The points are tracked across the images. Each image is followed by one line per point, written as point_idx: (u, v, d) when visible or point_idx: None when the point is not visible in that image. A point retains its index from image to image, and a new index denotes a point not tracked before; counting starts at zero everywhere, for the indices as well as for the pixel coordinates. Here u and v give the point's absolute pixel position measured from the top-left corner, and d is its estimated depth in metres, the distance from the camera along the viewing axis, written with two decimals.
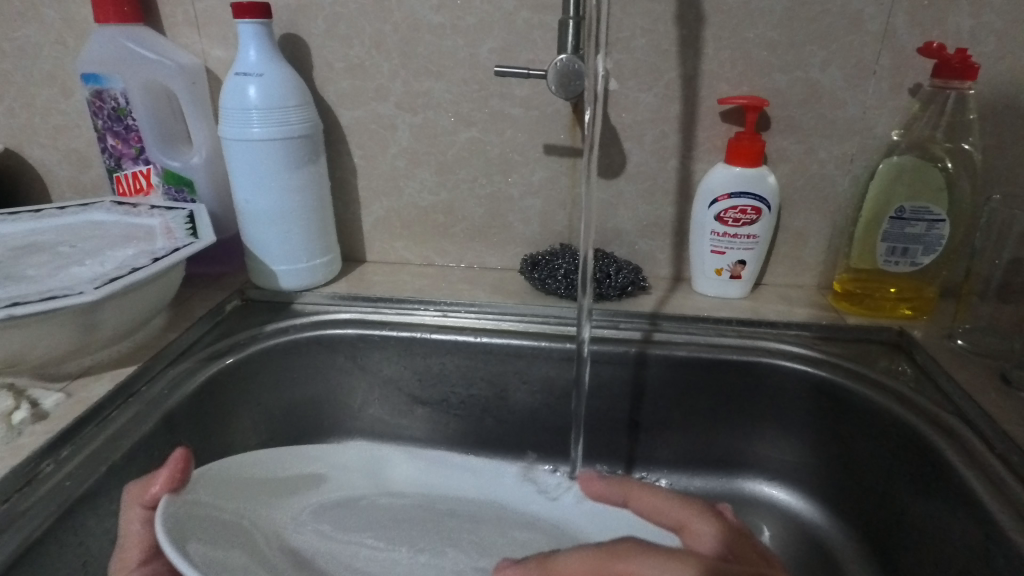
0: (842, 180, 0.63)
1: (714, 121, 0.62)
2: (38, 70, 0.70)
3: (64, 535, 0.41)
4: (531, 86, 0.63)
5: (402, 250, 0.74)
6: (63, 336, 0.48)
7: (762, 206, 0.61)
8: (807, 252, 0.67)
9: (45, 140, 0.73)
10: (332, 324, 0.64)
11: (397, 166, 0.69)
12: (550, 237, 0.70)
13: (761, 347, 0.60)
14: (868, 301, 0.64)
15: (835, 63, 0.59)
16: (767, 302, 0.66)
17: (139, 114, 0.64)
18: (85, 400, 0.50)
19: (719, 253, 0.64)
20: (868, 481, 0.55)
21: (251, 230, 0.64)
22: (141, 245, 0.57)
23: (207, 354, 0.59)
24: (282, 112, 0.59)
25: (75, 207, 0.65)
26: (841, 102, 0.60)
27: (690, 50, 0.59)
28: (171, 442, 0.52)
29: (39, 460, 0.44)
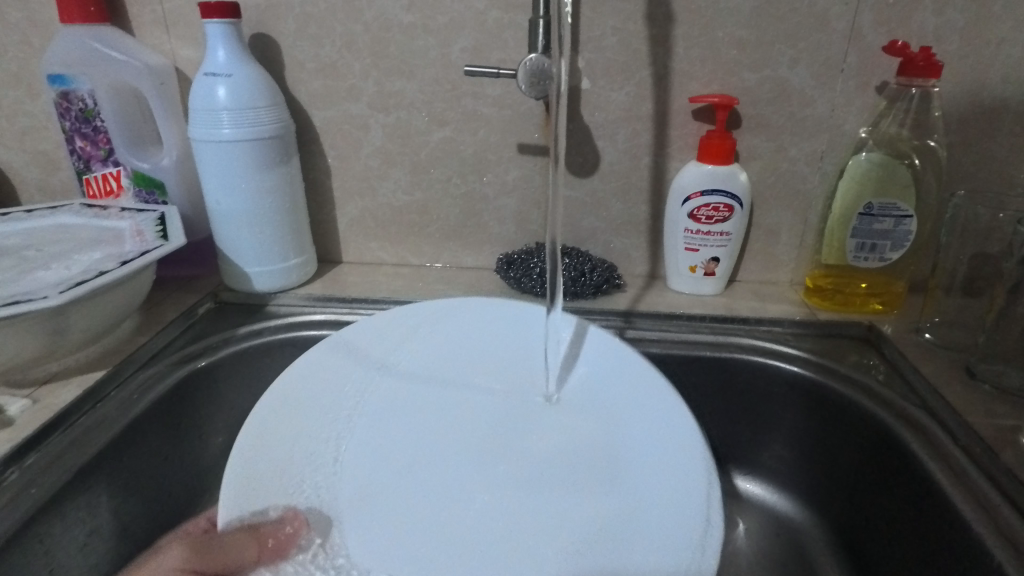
0: (812, 177, 0.64)
1: (686, 120, 0.62)
2: (3, 71, 0.68)
3: (28, 544, 0.41)
4: (503, 85, 0.63)
5: (377, 250, 0.74)
6: (27, 341, 0.48)
7: (734, 203, 0.62)
8: (779, 249, 0.68)
9: (11, 143, 0.72)
10: (306, 325, 0.64)
11: (370, 166, 0.69)
12: (526, 236, 0.71)
13: (734, 343, 0.60)
14: (839, 297, 0.65)
15: (803, 61, 0.59)
16: (740, 299, 0.67)
17: (107, 115, 0.64)
18: (51, 406, 0.49)
19: (692, 251, 0.65)
20: (840, 473, 0.56)
21: (223, 232, 0.63)
22: (109, 248, 0.56)
23: (178, 357, 0.58)
24: (253, 113, 0.58)
25: (43, 210, 0.64)
26: (810, 101, 0.61)
27: (660, 50, 0.60)
28: (141, 446, 0.52)
29: (4, 467, 0.43)
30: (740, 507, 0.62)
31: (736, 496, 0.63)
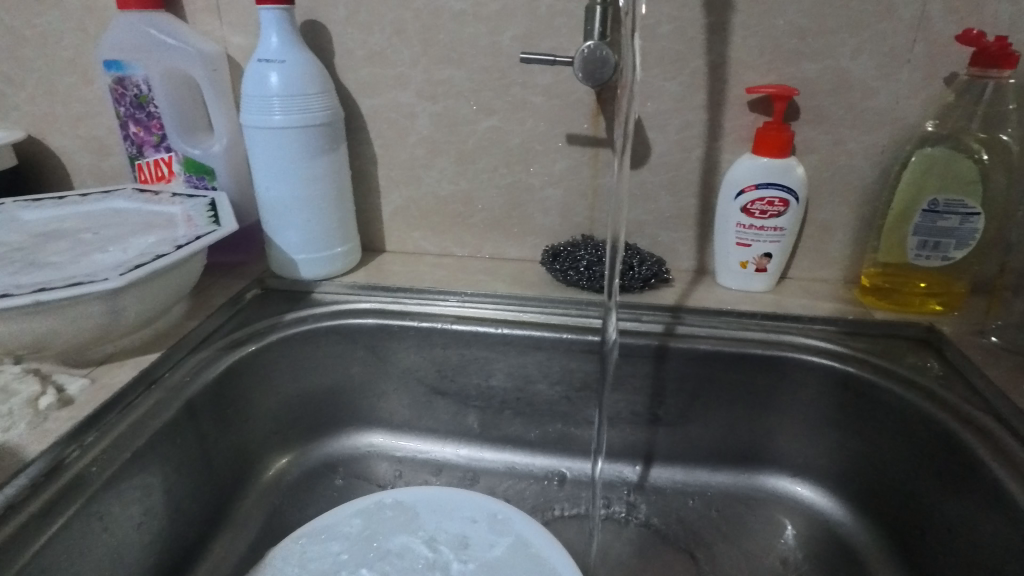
0: (871, 172, 0.62)
1: (741, 111, 0.61)
2: (60, 58, 0.70)
3: (88, 520, 0.42)
4: (554, 74, 0.62)
5: (420, 240, 0.74)
6: (87, 322, 0.49)
7: (790, 198, 0.60)
8: (833, 245, 0.66)
9: (66, 128, 0.74)
10: (351, 313, 0.64)
11: (416, 155, 0.68)
12: (571, 228, 0.70)
13: (785, 341, 0.59)
14: (895, 296, 0.62)
15: (867, 51, 0.57)
16: (791, 296, 0.65)
17: (161, 102, 0.64)
18: (109, 386, 0.50)
19: (744, 246, 0.63)
20: (895, 476, 0.54)
21: (271, 219, 0.64)
22: (162, 232, 0.57)
23: (227, 342, 0.59)
24: (303, 99, 0.58)
25: (97, 194, 0.65)
26: (872, 92, 0.59)
27: (717, 38, 0.58)
28: (192, 428, 0.52)
29: (66, 445, 0.44)
30: (788, 509, 0.60)
31: (783, 497, 0.61)
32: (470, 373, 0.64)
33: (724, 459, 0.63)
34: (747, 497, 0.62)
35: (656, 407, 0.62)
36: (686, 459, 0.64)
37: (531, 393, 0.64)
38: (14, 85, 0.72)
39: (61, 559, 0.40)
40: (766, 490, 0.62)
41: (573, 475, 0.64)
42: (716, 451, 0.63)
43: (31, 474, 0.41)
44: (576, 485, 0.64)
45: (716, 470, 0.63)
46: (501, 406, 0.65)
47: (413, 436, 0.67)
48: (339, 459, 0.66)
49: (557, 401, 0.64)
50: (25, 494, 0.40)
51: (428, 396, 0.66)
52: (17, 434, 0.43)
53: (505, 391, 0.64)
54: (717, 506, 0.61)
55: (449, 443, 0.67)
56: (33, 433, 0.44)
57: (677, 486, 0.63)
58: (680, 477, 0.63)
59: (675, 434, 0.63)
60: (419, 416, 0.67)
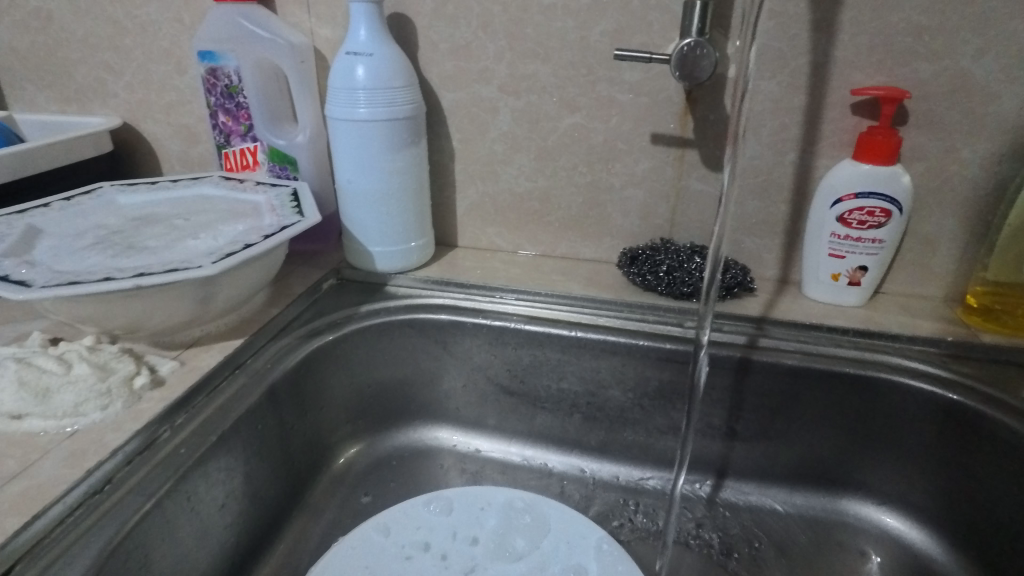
0: (985, 182, 0.57)
1: (844, 114, 0.57)
2: (157, 48, 0.72)
3: (178, 498, 0.43)
4: (643, 71, 0.60)
5: (493, 236, 0.73)
6: (180, 306, 0.50)
7: (893, 208, 0.56)
8: (935, 260, 0.62)
9: (159, 115, 0.77)
10: (425, 308, 0.64)
11: (495, 151, 0.68)
12: (650, 231, 0.68)
13: (881, 361, 0.55)
14: (1006, 319, 0.57)
15: (992, 51, 0.53)
16: (886, 312, 0.61)
17: (250, 92, 0.66)
18: (197, 369, 0.51)
19: (837, 257, 0.59)
20: (1001, 515, 0.50)
21: (351, 211, 0.64)
22: (249, 220, 0.58)
23: (306, 331, 0.60)
24: (389, 93, 0.58)
25: (187, 180, 0.67)
26: (994, 96, 0.54)
27: (822, 36, 0.55)
28: (272, 414, 0.53)
29: (158, 425, 0.45)
30: (872, 538, 0.57)
31: (867, 526, 0.58)
32: (541, 374, 0.63)
33: (805, 480, 0.60)
34: (827, 523, 0.58)
35: (734, 421, 0.59)
36: (762, 478, 0.61)
37: (602, 398, 0.62)
38: (114, 73, 0.75)
39: (154, 535, 0.41)
40: (849, 517, 0.58)
41: (642, 484, 0.63)
42: (796, 472, 0.60)
43: (126, 452, 0.43)
44: (646, 495, 0.62)
45: (794, 491, 0.60)
46: (570, 410, 0.64)
47: (480, 433, 0.67)
48: (407, 452, 0.66)
49: (629, 409, 0.62)
50: (122, 471, 0.42)
51: (497, 394, 0.65)
52: (115, 412, 0.45)
53: (576, 395, 0.63)
54: (795, 529, 0.58)
55: (515, 443, 0.67)
56: (129, 412, 0.46)
57: (751, 504, 0.60)
58: (755, 496, 0.61)
59: (752, 451, 0.61)
60: (486, 414, 0.66)
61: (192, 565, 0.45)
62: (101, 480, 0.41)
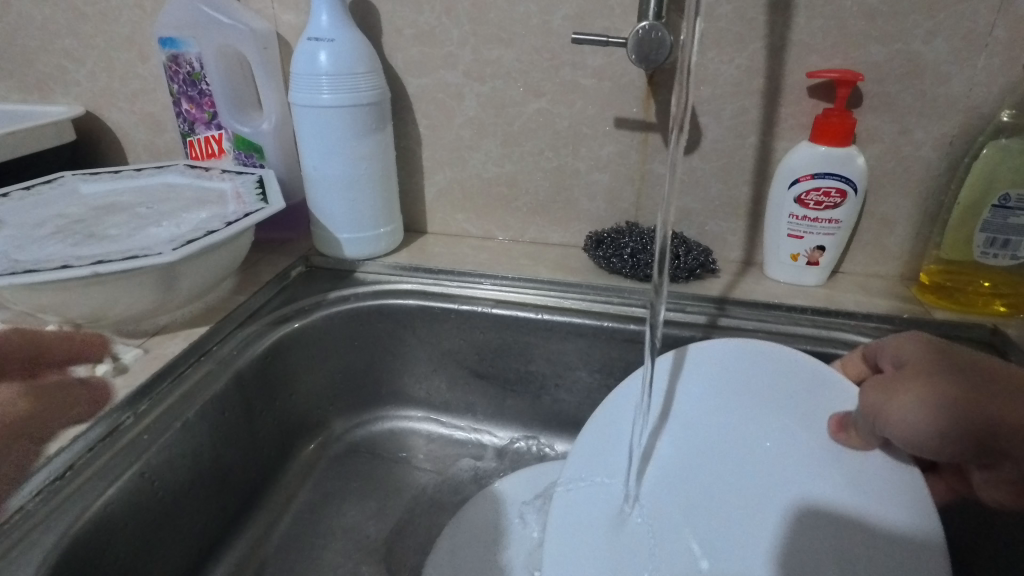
0: (938, 163, 0.59)
1: (801, 97, 0.58)
2: (118, 34, 0.71)
3: (140, 484, 0.43)
4: (606, 55, 0.60)
5: (463, 223, 0.74)
6: (142, 294, 0.50)
7: (848, 188, 0.58)
8: (891, 239, 0.63)
9: (123, 104, 0.76)
10: (393, 294, 0.64)
11: (462, 136, 0.68)
12: (617, 215, 0.69)
13: (837, 338, 0.57)
14: (958, 296, 0.59)
15: (942, 34, 0.54)
16: (844, 291, 0.62)
17: (213, 79, 0.65)
18: (161, 357, 0.51)
19: (796, 238, 0.61)
20: None
21: (317, 198, 0.64)
22: (213, 208, 0.58)
23: (274, 318, 0.60)
24: (352, 79, 0.58)
25: (151, 169, 0.66)
26: (945, 78, 0.55)
27: (779, 20, 0.56)
28: (241, 401, 0.54)
29: (121, 412, 0.45)
30: None
31: None
32: (509, 357, 0.64)
33: None
34: None
35: None
36: None
37: (570, 380, 0.63)
38: (75, 61, 0.74)
39: (118, 519, 0.41)
40: None
41: None
42: None
43: (87, 438, 0.43)
44: None
45: None
46: (540, 392, 0.65)
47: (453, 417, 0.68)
48: (382, 436, 0.67)
49: (596, 389, 0.63)
50: (83, 457, 0.42)
51: (467, 377, 0.66)
52: (77, 400, 0.45)
53: (544, 377, 0.64)
54: None
55: (486, 425, 0.68)
56: (91, 400, 0.46)
57: None
58: None
59: None
60: (457, 397, 0.67)
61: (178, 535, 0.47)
62: (62, 467, 0.41)
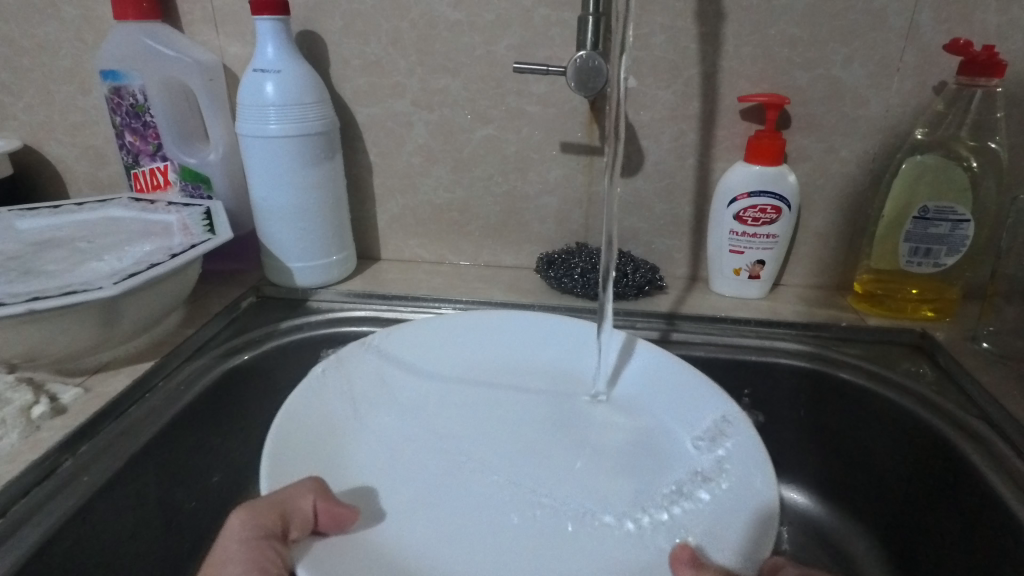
0: (863, 180, 0.63)
1: (735, 120, 0.61)
2: (58, 67, 0.70)
3: (79, 529, 0.41)
4: (548, 83, 0.63)
5: (416, 248, 0.74)
6: (82, 330, 0.49)
7: (782, 205, 0.60)
8: (826, 252, 0.67)
9: (64, 137, 0.74)
10: (347, 322, 0.64)
11: (412, 164, 0.69)
12: (567, 236, 0.70)
13: (779, 348, 0.59)
14: (889, 302, 0.63)
15: (858, 60, 0.58)
16: (785, 303, 0.65)
17: (157, 111, 0.65)
18: (103, 395, 0.50)
19: (738, 253, 0.63)
20: (890, 484, 0.54)
21: (266, 227, 0.64)
22: (158, 241, 0.57)
23: (224, 350, 0.59)
24: (300, 109, 0.59)
25: (93, 203, 0.65)
26: (863, 100, 0.59)
27: (710, 48, 0.59)
28: (190, 436, 0.52)
29: (59, 453, 0.44)
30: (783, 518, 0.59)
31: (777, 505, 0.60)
32: None
33: None
34: None
35: None
36: None
37: None
38: (11, 94, 0.72)
39: (57, 565, 0.40)
40: None
41: None
42: None
43: (21, 484, 0.41)
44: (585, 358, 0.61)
45: None
46: None
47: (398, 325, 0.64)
48: None
49: None
50: (16, 504, 0.40)
51: None
52: (10, 443, 0.44)
53: None
54: None
55: None
56: (27, 442, 0.44)
57: None
58: None
59: None
60: None
61: (218, 458, 0.56)
62: None
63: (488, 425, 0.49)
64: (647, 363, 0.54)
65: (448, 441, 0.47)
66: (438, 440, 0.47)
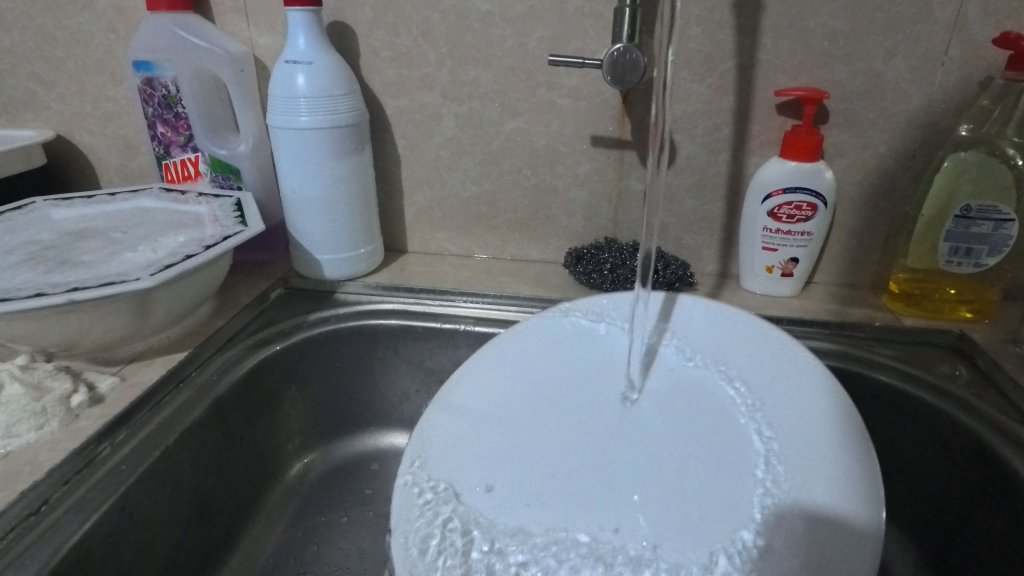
0: (901, 176, 0.61)
1: (770, 114, 0.60)
2: (90, 58, 0.70)
3: (118, 517, 0.42)
4: (580, 76, 0.62)
5: (443, 241, 0.74)
6: (119, 320, 0.49)
7: (818, 202, 0.59)
8: (861, 250, 0.66)
9: (95, 127, 0.74)
10: (375, 314, 0.64)
11: (441, 156, 0.68)
12: (595, 231, 0.70)
13: (811, 348, 0.58)
14: (925, 303, 0.62)
15: (901, 54, 0.56)
16: (818, 301, 0.64)
17: (189, 102, 0.65)
18: (138, 385, 0.50)
19: (770, 250, 0.62)
20: (926, 486, 0.53)
21: (295, 219, 0.64)
22: (190, 232, 0.57)
23: (253, 341, 0.59)
24: (330, 101, 0.58)
25: (125, 193, 0.65)
26: (904, 96, 0.58)
27: (747, 40, 0.57)
28: (222, 426, 0.53)
29: (97, 442, 0.45)
30: None
31: None
32: None
33: None
34: None
35: None
36: None
37: None
38: (45, 84, 0.73)
39: (98, 552, 0.40)
40: None
41: None
42: None
43: (62, 472, 0.42)
44: None
45: None
46: None
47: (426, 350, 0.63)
48: (361, 458, 0.66)
49: None
50: (58, 491, 0.41)
51: None
52: (50, 431, 0.44)
53: None
54: None
55: None
56: (66, 430, 0.45)
57: None
58: None
59: None
60: None
61: (249, 447, 0.57)
62: (36, 502, 0.40)
63: (564, 437, 0.39)
64: (685, 359, 0.43)
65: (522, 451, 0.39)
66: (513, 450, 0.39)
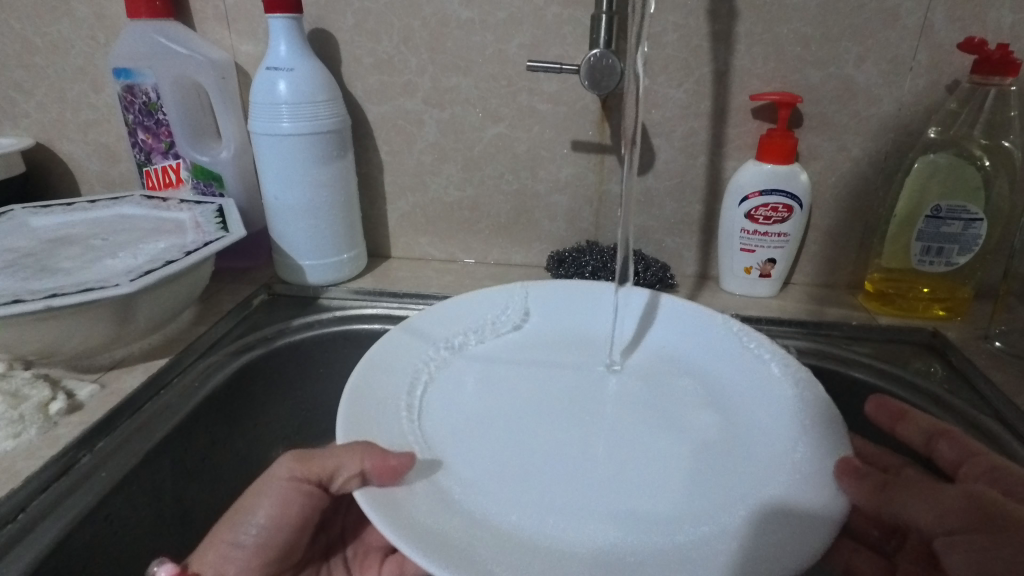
0: (875, 178, 0.63)
1: (746, 118, 0.61)
2: (70, 65, 0.70)
3: (96, 523, 0.42)
4: (560, 81, 0.63)
5: (426, 246, 0.74)
6: (98, 327, 0.49)
7: (794, 204, 0.60)
8: (837, 251, 0.67)
9: (75, 134, 0.74)
10: (358, 318, 0.65)
11: (422, 161, 0.69)
12: (577, 235, 0.70)
13: (790, 347, 0.59)
14: (900, 302, 0.63)
15: (871, 59, 0.58)
16: (796, 301, 0.65)
17: (170, 109, 0.65)
18: (118, 392, 0.50)
19: (749, 252, 0.63)
20: None
21: (279, 224, 0.64)
22: (172, 238, 0.57)
23: (236, 346, 0.59)
24: (313, 107, 0.59)
25: (105, 201, 0.65)
26: (876, 99, 0.59)
27: (722, 46, 0.59)
28: (204, 431, 0.53)
29: (77, 449, 0.44)
30: None
31: None
32: None
33: None
34: None
35: None
36: None
37: None
38: (24, 92, 0.72)
39: (76, 562, 0.40)
40: None
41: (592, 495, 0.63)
42: None
43: (40, 480, 0.41)
44: None
45: None
46: None
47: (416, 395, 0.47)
48: None
49: None
50: (37, 499, 0.41)
51: None
52: (29, 439, 0.44)
53: None
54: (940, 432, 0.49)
55: None
56: (44, 438, 0.45)
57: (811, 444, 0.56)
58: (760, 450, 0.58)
59: None
60: None
61: (232, 454, 0.56)
62: (14, 509, 0.39)
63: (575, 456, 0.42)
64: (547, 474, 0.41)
65: (520, 429, 0.44)
66: (507, 431, 0.44)
